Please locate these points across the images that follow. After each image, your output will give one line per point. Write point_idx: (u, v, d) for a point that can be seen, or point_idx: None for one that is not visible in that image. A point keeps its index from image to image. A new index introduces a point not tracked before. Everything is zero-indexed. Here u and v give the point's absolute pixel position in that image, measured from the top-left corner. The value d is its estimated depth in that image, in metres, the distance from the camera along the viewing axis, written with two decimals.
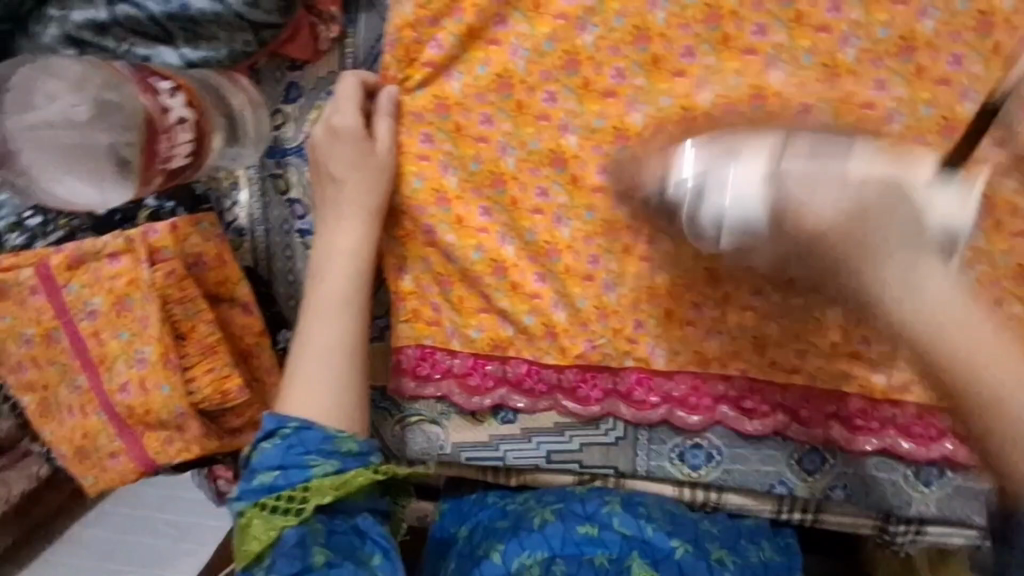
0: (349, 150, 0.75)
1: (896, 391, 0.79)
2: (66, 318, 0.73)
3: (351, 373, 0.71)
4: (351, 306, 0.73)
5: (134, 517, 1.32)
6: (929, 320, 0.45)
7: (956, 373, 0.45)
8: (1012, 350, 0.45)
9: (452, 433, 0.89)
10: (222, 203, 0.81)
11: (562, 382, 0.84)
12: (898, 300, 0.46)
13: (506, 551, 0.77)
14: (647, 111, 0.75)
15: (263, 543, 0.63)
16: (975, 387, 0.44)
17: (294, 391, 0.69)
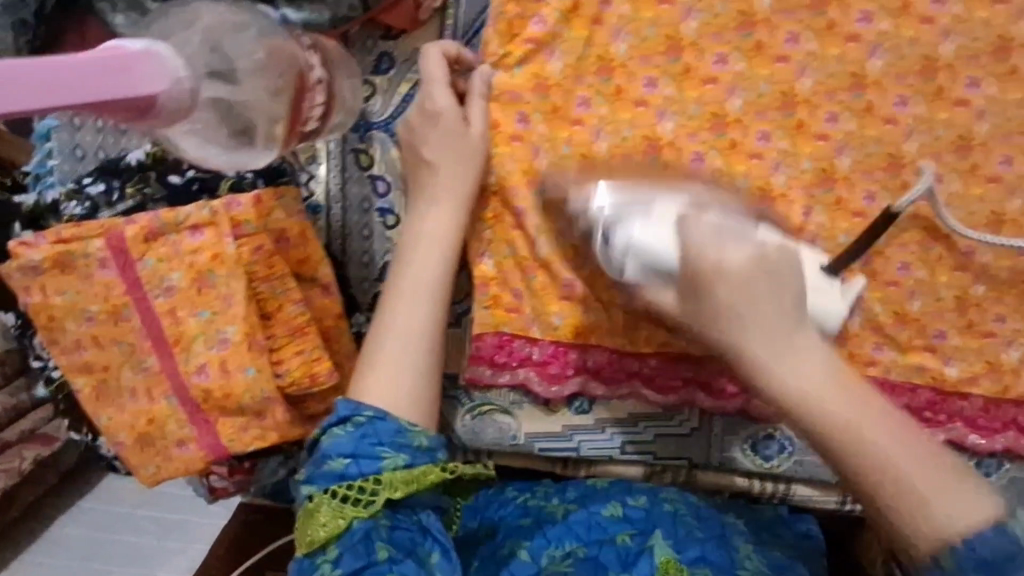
0: (442, 134, 0.72)
1: (965, 383, 0.82)
2: (139, 294, 0.68)
3: (429, 362, 0.67)
4: (436, 292, 0.70)
5: (110, 515, 1.26)
6: (885, 460, 0.53)
7: (883, 482, 0.52)
8: (934, 465, 0.52)
9: (525, 424, 0.86)
10: (298, 177, 0.77)
11: (642, 370, 0.83)
12: (786, 360, 0.57)
13: (532, 547, 0.75)
14: (747, 97, 0.75)
15: (329, 532, 0.56)
16: (888, 500, 0.52)
17: (374, 376, 0.65)
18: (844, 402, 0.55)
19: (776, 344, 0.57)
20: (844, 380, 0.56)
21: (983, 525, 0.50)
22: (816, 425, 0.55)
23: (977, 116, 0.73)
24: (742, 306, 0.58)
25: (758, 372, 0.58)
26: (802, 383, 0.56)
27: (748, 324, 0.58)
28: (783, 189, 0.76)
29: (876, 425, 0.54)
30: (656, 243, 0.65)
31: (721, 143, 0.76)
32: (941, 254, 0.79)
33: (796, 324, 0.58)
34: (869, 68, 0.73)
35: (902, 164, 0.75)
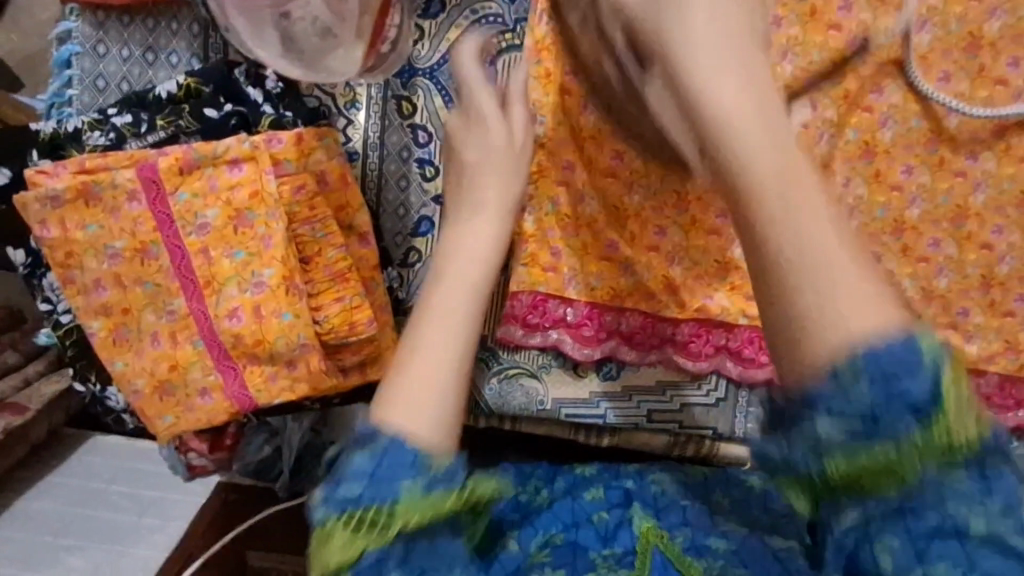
0: (492, 133, 0.63)
1: (984, 360, 0.83)
2: (170, 230, 0.64)
3: (462, 373, 0.49)
4: (474, 314, 0.52)
5: (81, 491, 1.10)
6: (743, 167, 0.39)
7: (754, 190, 0.38)
8: (809, 186, 0.38)
9: (551, 389, 0.85)
10: (337, 121, 0.75)
11: (675, 337, 0.82)
12: (725, 98, 0.40)
13: (519, 536, 0.65)
14: (799, 62, 0.75)
15: (341, 563, 0.42)
16: (773, 227, 0.37)
17: (390, 402, 0.46)
18: (756, 129, 0.39)
19: (706, 34, 0.42)
20: (772, 110, 0.40)
21: (894, 334, 0.35)
22: (746, 156, 0.39)
23: (1019, 93, 0.75)
24: (705, 54, 0.41)
25: (659, 42, 0.44)
26: (705, 87, 0.41)
27: (694, 31, 0.42)
28: (827, 157, 0.79)
29: (815, 229, 0.37)
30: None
31: None
32: (971, 231, 0.81)
33: (754, 48, 0.42)
34: (917, 41, 0.75)
35: (941, 140, 0.78)
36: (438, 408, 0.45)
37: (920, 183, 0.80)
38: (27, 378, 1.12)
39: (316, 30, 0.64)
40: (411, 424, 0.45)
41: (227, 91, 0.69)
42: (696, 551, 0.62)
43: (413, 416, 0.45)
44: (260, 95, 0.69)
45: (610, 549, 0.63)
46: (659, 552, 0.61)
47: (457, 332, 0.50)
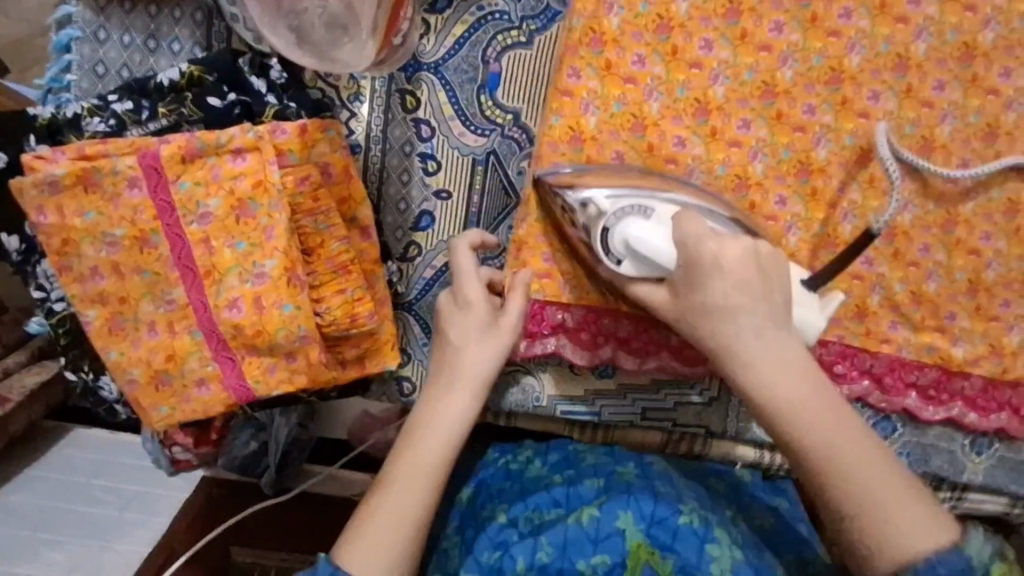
0: (475, 323, 0.70)
1: (970, 364, 0.88)
2: (171, 218, 0.64)
3: (408, 557, 0.63)
4: (436, 482, 0.66)
5: (62, 485, 1.07)
6: (792, 405, 0.62)
7: (826, 476, 0.61)
8: (846, 424, 0.62)
9: (548, 386, 0.85)
10: (339, 114, 0.74)
11: (671, 340, 0.83)
12: (766, 380, 0.63)
13: (510, 513, 0.77)
14: (798, 68, 0.78)
15: None
16: (856, 534, 0.60)
17: (374, 515, 0.64)
18: (832, 432, 0.61)
19: (797, 380, 0.63)
20: (835, 402, 0.63)
21: (930, 549, 0.57)
22: (827, 459, 0.61)
23: (1010, 103, 0.79)
24: (738, 315, 0.64)
25: (700, 270, 0.65)
26: (779, 395, 0.63)
27: (769, 385, 0.63)
28: (824, 162, 0.81)
29: (874, 485, 0.60)
30: (655, 241, 0.67)
31: (769, 111, 0.79)
32: (960, 237, 0.85)
33: (782, 320, 0.65)
34: (914, 50, 0.78)
35: (933, 147, 0.81)
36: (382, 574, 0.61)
37: (912, 190, 0.84)
38: (6, 369, 1.10)
39: (324, 19, 0.66)
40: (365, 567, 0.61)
41: (231, 81, 0.68)
42: (685, 574, 0.68)
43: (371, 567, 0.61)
44: (264, 86, 0.69)
45: (598, 554, 0.69)
46: (648, 568, 0.67)
47: (418, 490, 0.65)
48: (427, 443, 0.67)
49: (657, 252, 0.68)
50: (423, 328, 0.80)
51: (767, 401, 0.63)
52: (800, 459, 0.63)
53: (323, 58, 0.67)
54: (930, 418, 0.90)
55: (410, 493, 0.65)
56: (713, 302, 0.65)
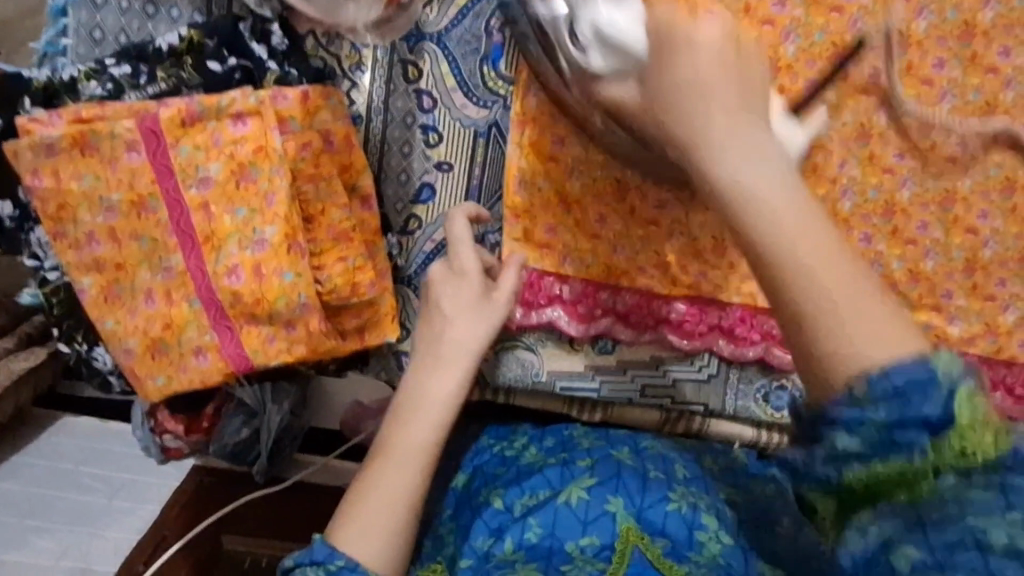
0: (467, 296, 0.68)
1: (965, 342, 0.86)
2: (170, 184, 0.63)
3: (406, 537, 0.59)
4: (431, 462, 0.62)
5: (48, 472, 1.04)
6: (745, 183, 0.40)
7: (794, 280, 0.38)
8: (846, 248, 0.39)
9: (547, 362, 0.85)
10: (341, 84, 0.73)
11: (671, 315, 0.84)
12: (726, 167, 0.41)
13: (506, 496, 0.76)
14: (800, 44, 0.78)
15: None
16: (820, 349, 0.37)
17: (366, 501, 0.59)
18: (810, 238, 0.38)
19: (759, 163, 0.41)
20: (809, 196, 0.40)
21: (904, 357, 0.36)
22: (772, 247, 0.38)
23: (1009, 82, 0.79)
24: (716, 92, 0.44)
25: (670, 38, 0.47)
26: (739, 176, 0.40)
27: (741, 176, 0.40)
28: (824, 138, 0.81)
29: (842, 273, 0.38)
30: (628, 27, 0.56)
31: (772, 87, 0.78)
32: (958, 215, 0.84)
33: (752, 106, 0.44)
34: (915, 27, 0.78)
35: (933, 125, 0.81)
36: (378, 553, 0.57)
37: (911, 166, 0.83)
38: None
39: None
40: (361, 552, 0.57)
41: (231, 46, 0.67)
42: (676, 557, 0.65)
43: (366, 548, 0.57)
44: (265, 52, 0.68)
45: (588, 534, 0.67)
46: (637, 551, 0.64)
47: (412, 470, 0.61)
48: (418, 424, 0.63)
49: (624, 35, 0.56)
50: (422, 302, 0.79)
51: (719, 188, 0.41)
52: (742, 244, 0.40)
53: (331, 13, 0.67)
54: None
55: (401, 473, 0.61)
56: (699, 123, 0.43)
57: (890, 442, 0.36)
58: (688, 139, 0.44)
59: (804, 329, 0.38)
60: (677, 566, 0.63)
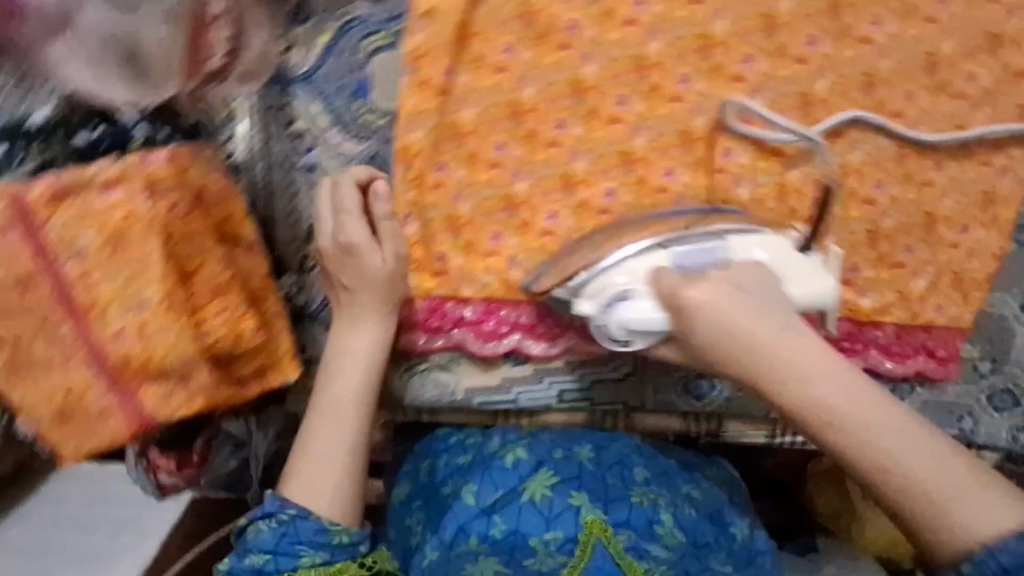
0: (361, 266, 0.75)
1: (879, 312, 0.91)
2: (47, 260, 0.64)
3: (351, 468, 0.73)
4: (361, 403, 0.75)
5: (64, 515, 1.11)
6: (817, 410, 0.57)
7: (931, 500, 0.55)
8: (921, 445, 0.56)
9: (463, 378, 0.87)
10: (217, 136, 0.74)
11: (576, 321, 0.87)
12: (815, 394, 0.57)
13: (478, 491, 0.81)
14: (665, 40, 0.79)
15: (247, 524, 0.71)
16: (940, 533, 0.54)
17: (312, 444, 0.73)
18: (917, 461, 0.55)
19: (843, 394, 0.57)
20: (884, 401, 0.57)
21: (1007, 534, 0.53)
22: (873, 464, 0.56)
23: (881, 52, 0.81)
24: (761, 339, 0.60)
25: (680, 302, 0.65)
26: (818, 394, 0.57)
27: (828, 399, 0.57)
28: (704, 131, 0.82)
29: (937, 469, 0.55)
30: (650, 317, 0.69)
31: (643, 86, 0.80)
32: (852, 188, 0.87)
33: (783, 322, 0.61)
34: (779, 7, 0.79)
35: (814, 102, 0.82)
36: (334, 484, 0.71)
37: (799, 147, 0.85)
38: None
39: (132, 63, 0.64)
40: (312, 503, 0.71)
41: (97, 113, 0.67)
42: (636, 552, 0.74)
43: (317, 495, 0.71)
44: (132, 115, 0.68)
45: (552, 530, 0.76)
46: (599, 545, 0.73)
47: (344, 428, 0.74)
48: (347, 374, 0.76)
49: (649, 322, 0.70)
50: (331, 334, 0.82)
51: (809, 392, 0.58)
52: (835, 454, 0.58)
53: (135, 91, 0.65)
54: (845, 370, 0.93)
55: (340, 426, 0.74)
56: (754, 337, 0.59)
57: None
58: (767, 386, 0.59)
59: (917, 529, 0.56)
60: (636, 563, 0.72)
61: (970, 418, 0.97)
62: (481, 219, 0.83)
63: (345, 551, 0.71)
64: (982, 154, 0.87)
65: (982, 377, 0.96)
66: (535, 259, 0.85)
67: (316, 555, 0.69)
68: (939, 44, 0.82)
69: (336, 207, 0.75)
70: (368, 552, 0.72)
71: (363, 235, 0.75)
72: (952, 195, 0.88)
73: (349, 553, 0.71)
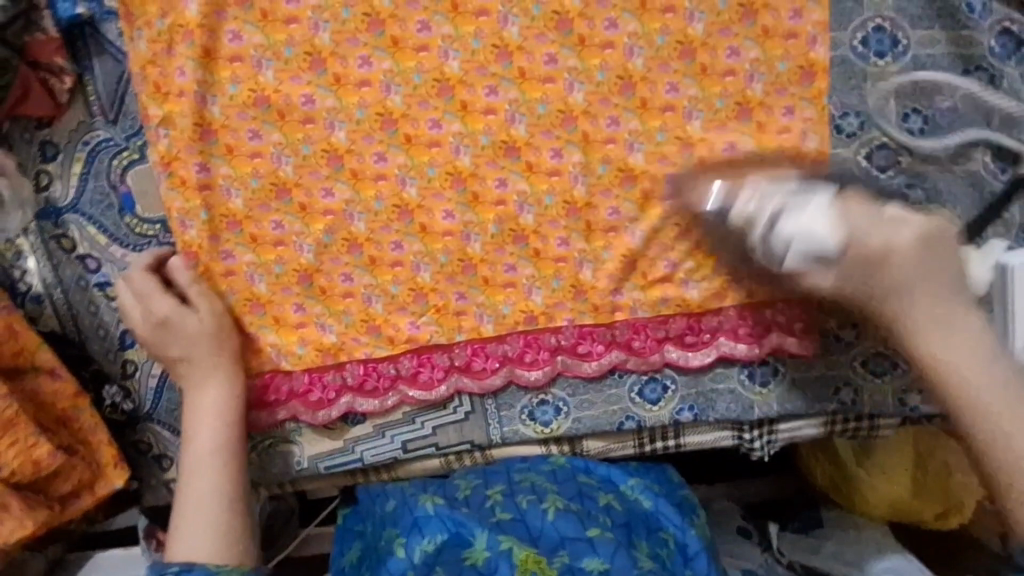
0: (184, 329, 0.78)
1: (714, 299, 0.86)
2: None
3: (231, 519, 0.75)
4: (222, 453, 0.77)
5: None
6: (950, 368, 0.64)
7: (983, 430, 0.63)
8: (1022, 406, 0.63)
9: (308, 448, 0.89)
10: (12, 273, 0.80)
11: (400, 372, 0.87)
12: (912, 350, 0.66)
13: (407, 543, 0.82)
14: (404, 91, 0.78)
15: None
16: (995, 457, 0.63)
17: (185, 509, 0.75)
18: (1006, 405, 0.62)
19: (965, 365, 0.64)
20: (988, 353, 0.64)
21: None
22: (957, 383, 0.64)
23: (629, 52, 0.79)
24: (930, 306, 0.65)
25: (885, 305, 0.66)
26: (937, 344, 0.64)
27: (943, 353, 0.64)
28: (471, 167, 0.80)
29: (991, 389, 0.63)
30: (817, 235, 0.66)
31: (398, 138, 0.79)
32: (644, 190, 0.82)
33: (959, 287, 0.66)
34: (507, 34, 0.78)
35: (574, 116, 0.80)
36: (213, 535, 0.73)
37: (575, 162, 0.81)
38: None
39: None
40: (196, 553, 0.72)
41: None
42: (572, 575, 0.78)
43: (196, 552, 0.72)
44: None
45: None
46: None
47: (213, 480, 0.76)
48: (205, 425, 0.77)
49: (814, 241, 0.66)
50: (169, 430, 0.86)
51: (936, 355, 0.64)
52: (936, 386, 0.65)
53: None
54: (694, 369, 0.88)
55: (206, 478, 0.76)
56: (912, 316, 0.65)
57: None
58: (908, 341, 0.66)
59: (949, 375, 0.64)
60: None
61: (850, 388, 0.92)
62: (280, 295, 0.83)
63: None
64: (779, 123, 0.80)
65: (849, 344, 0.91)
66: (343, 320, 0.85)
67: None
68: (687, 29, 0.79)
69: (145, 286, 0.78)
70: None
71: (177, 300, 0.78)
72: None
73: None
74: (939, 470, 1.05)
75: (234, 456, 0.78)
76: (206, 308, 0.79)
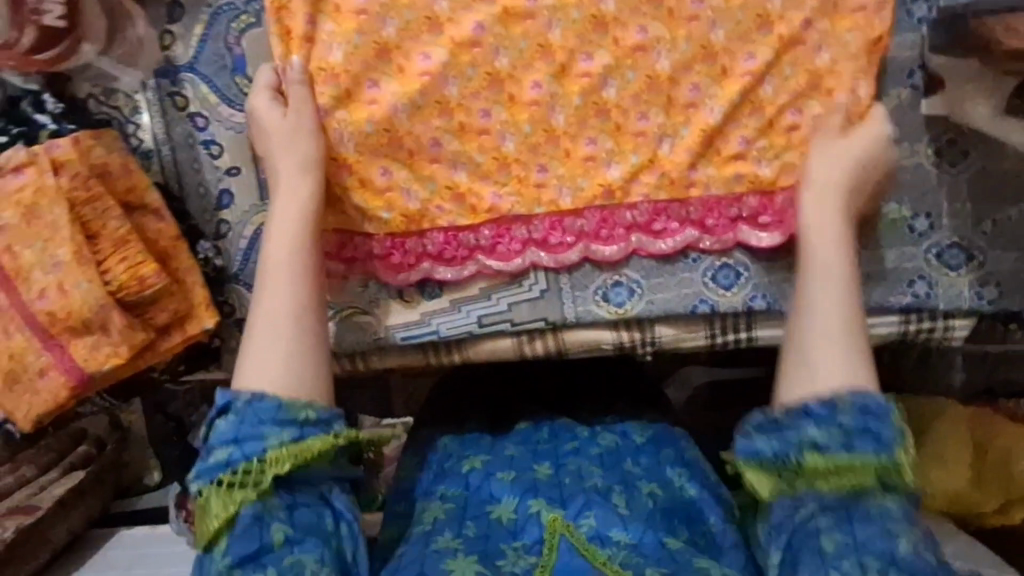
0: (280, 136, 0.81)
1: (788, 180, 0.89)
2: None
3: (293, 344, 0.75)
4: (296, 268, 0.78)
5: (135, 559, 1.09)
6: (812, 247, 0.79)
7: (796, 354, 0.75)
8: (836, 360, 0.73)
9: (384, 319, 0.92)
10: (126, 127, 0.87)
11: (481, 243, 0.89)
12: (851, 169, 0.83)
13: (431, 495, 0.87)
14: None
15: (222, 518, 0.69)
16: (791, 358, 0.76)
17: (258, 328, 0.76)
18: (834, 378, 0.72)
19: (830, 233, 0.80)
20: (856, 368, 0.73)
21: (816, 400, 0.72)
22: (804, 286, 0.78)
23: None
24: (829, 230, 0.80)
25: (845, 187, 0.83)
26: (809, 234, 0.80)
27: (815, 258, 0.79)
28: (561, 41, 0.86)
29: (822, 321, 0.75)
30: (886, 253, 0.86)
31: (494, 10, 0.85)
32: (725, 67, 0.88)
33: (845, 237, 0.80)
34: None
35: None
36: (281, 362, 0.74)
37: (655, 36, 0.87)
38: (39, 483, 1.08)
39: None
40: (267, 381, 0.74)
41: (15, 120, 0.83)
42: (599, 540, 0.76)
43: (260, 378, 0.74)
44: (46, 117, 0.83)
45: (520, 541, 0.77)
46: (564, 540, 0.75)
47: (281, 296, 0.76)
48: (279, 234, 0.79)
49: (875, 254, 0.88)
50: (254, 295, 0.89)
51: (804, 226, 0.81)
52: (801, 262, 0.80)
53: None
54: (767, 249, 0.91)
55: (283, 293, 0.77)
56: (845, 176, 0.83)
57: (847, 446, 0.69)
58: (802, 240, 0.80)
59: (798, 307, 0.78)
60: (597, 549, 0.74)
61: (923, 281, 0.93)
62: (368, 158, 0.87)
63: (313, 427, 0.73)
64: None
65: (920, 235, 0.92)
66: (423, 190, 0.88)
67: (284, 432, 0.71)
68: None
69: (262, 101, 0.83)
70: (345, 428, 0.75)
71: (275, 112, 0.82)
72: (857, 52, 0.88)
73: (318, 429, 0.73)
74: (999, 455, 1.08)
75: (307, 272, 0.78)
76: (301, 124, 0.82)
